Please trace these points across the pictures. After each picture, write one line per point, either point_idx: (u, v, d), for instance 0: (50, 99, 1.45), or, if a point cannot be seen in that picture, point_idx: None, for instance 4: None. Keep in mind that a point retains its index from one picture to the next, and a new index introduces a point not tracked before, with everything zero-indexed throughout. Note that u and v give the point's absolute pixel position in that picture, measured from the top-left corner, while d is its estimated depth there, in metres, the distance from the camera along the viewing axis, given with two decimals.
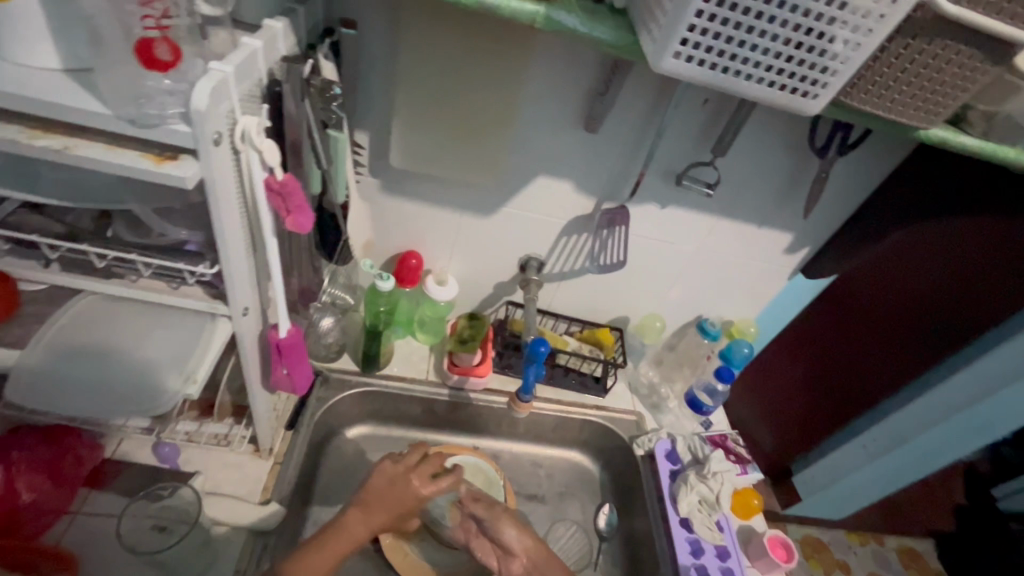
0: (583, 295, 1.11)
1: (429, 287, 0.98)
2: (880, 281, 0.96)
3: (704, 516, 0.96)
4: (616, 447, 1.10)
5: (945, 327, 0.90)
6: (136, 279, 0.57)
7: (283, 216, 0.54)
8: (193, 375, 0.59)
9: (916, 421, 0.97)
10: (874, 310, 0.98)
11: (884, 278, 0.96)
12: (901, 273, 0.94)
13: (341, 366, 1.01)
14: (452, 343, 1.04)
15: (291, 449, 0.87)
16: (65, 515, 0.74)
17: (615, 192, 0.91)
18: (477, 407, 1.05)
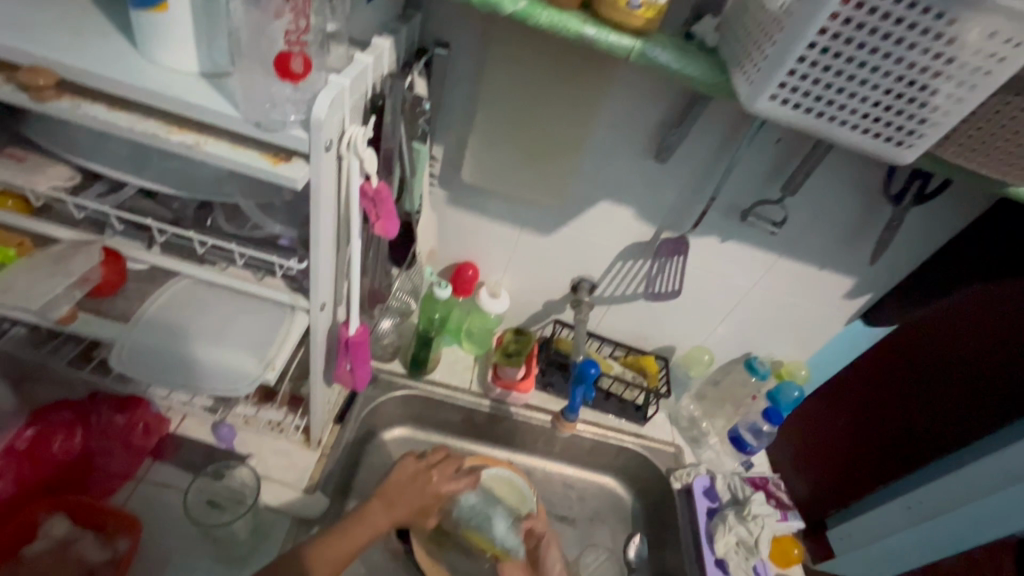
0: (632, 321, 1.11)
1: (482, 299, 1.00)
2: (939, 334, 0.91)
3: (740, 558, 0.94)
4: (651, 477, 1.08)
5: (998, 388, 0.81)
6: (228, 267, 0.62)
7: (372, 222, 0.58)
8: (272, 362, 0.62)
9: (952, 491, 0.87)
10: (929, 363, 0.92)
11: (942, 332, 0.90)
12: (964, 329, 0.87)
13: (390, 367, 1.04)
14: (498, 355, 1.06)
15: (339, 444, 0.90)
16: (130, 481, 0.78)
17: (677, 222, 0.92)
18: (517, 422, 1.06)
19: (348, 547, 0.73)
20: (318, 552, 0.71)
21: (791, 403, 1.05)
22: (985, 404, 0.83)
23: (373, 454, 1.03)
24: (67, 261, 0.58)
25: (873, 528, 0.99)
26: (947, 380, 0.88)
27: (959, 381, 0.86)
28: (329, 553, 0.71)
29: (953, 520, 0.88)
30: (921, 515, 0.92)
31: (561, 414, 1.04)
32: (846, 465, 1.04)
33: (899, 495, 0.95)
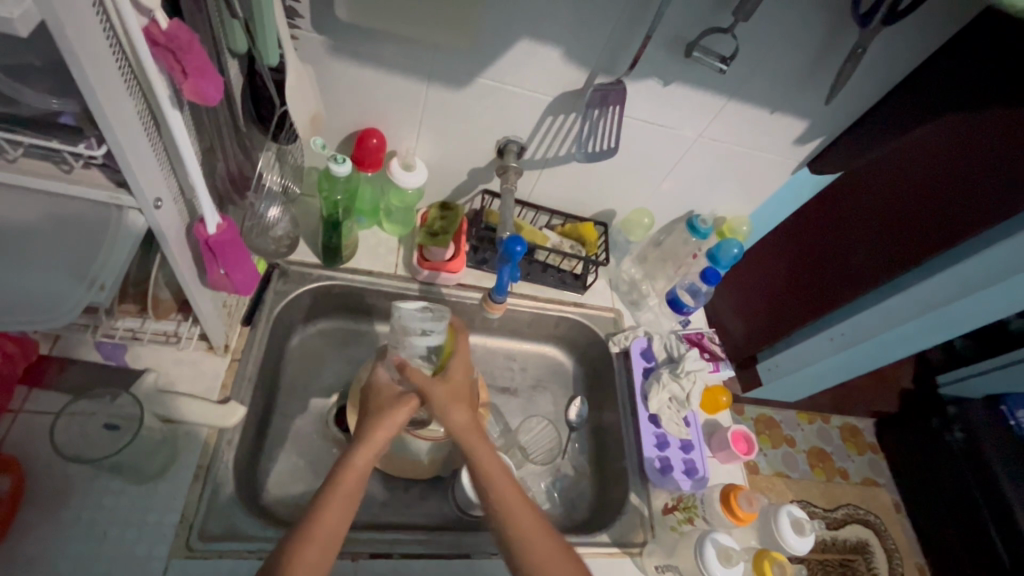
0: (568, 186, 1.01)
1: (394, 173, 0.87)
2: (891, 175, 0.90)
3: (672, 412, 0.97)
4: (591, 343, 1.09)
5: (932, 223, 0.84)
6: (12, 159, 0.46)
7: (178, 80, 0.42)
8: (99, 281, 0.50)
9: (870, 318, 0.97)
10: (874, 202, 0.93)
11: (895, 172, 0.89)
12: (914, 168, 0.86)
13: (299, 259, 0.92)
14: (422, 236, 0.97)
15: (250, 346, 0.83)
16: (6, 414, 0.69)
17: (612, 64, 0.77)
18: (450, 303, 1.01)
19: (352, 492, 0.64)
20: (320, 516, 0.60)
21: (729, 260, 1.02)
22: (909, 242, 0.87)
23: (298, 350, 0.97)
24: None
25: (798, 356, 1.12)
26: (884, 217, 0.91)
27: (900, 220, 0.89)
28: (332, 516, 0.61)
29: (873, 342, 0.99)
30: (842, 343, 1.04)
31: (487, 296, 0.98)
32: (781, 303, 1.12)
33: (824, 327, 1.06)
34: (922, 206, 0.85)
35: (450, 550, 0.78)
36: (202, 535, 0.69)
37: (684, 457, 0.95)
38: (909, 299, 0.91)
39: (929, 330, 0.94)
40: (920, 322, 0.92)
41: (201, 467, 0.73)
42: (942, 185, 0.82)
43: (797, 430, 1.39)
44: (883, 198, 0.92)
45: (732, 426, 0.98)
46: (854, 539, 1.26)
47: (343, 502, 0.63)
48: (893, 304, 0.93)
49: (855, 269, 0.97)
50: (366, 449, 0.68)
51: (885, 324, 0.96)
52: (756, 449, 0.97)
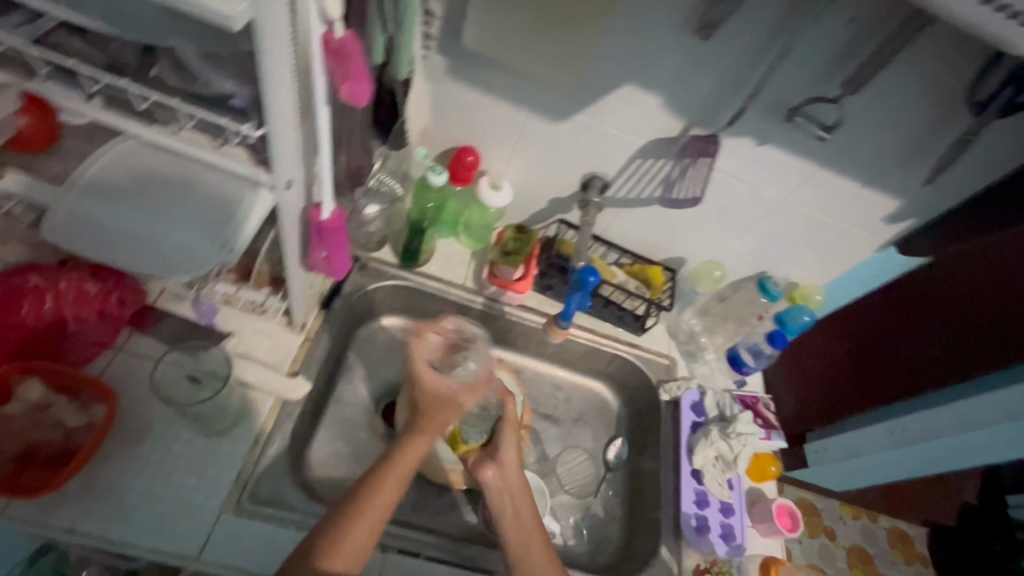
0: (643, 228, 1.03)
1: (482, 190, 0.92)
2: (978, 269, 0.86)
3: (716, 471, 0.94)
4: (641, 385, 1.08)
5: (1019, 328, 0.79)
6: (179, 129, 0.53)
7: (340, 82, 0.49)
8: (230, 242, 0.55)
9: (933, 418, 0.92)
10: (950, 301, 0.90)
11: (983, 268, 0.85)
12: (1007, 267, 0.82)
13: (380, 257, 0.99)
14: (495, 253, 1.01)
15: (324, 329, 0.88)
16: (109, 349, 0.76)
17: (710, 118, 0.80)
18: (509, 321, 1.04)
19: (392, 492, 0.68)
20: (363, 505, 0.66)
21: (799, 328, 1.01)
22: (993, 343, 0.83)
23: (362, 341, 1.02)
24: None
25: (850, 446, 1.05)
26: (968, 314, 0.87)
27: (981, 323, 0.85)
28: (375, 502, 0.66)
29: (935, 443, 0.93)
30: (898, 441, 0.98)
31: (553, 320, 1.01)
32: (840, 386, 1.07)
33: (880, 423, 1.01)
34: (1011, 308, 0.81)
35: (473, 563, 0.79)
36: (252, 498, 0.73)
37: (722, 520, 0.91)
38: (979, 404, 0.86)
39: (995, 444, 0.89)
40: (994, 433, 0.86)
41: (262, 433, 0.77)
42: None
43: (839, 523, 1.32)
44: (966, 293, 0.87)
45: (777, 499, 0.94)
46: None
47: (391, 488, 0.68)
48: (968, 408, 0.87)
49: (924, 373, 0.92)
50: (410, 454, 0.72)
51: (948, 428, 0.90)
52: (800, 528, 0.92)
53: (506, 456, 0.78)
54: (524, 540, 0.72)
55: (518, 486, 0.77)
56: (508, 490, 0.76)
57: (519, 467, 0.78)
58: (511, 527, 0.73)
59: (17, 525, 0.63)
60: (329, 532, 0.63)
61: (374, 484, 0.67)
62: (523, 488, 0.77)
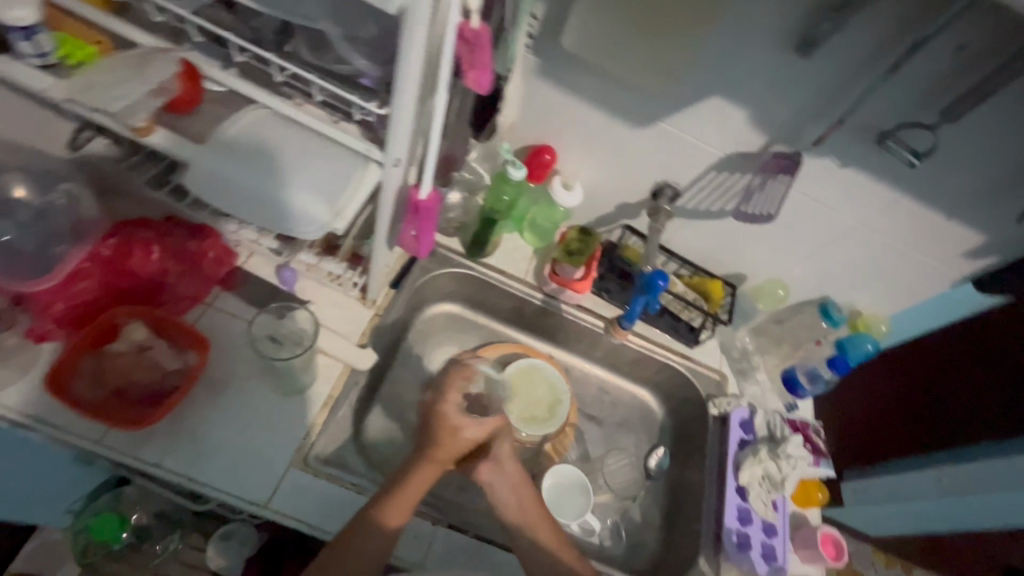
0: (707, 241, 1.03)
1: (554, 189, 0.95)
2: None
3: (762, 490, 0.93)
4: (688, 397, 1.09)
5: None
6: (305, 103, 0.58)
7: (467, 70, 0.53)
8: (341, 211, 0.60)
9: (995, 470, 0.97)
10: None
11: None
12: None
13: (448, 244, 1.03)
14: (559, 251, 1.04)
15: (392, 306, 0.93)
16: (200, 304, 0.82)
17: (795, 137, 0.80)
18: (565, 320, 1.07)
19: (396, 518, 0.65)
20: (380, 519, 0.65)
21: (861, 355, 0.99)
22: None
23: (422, 323, 1.07)
24: (145, 66, 0.55)
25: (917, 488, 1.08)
26: None
27: None
28: (385, 520, 0.65)
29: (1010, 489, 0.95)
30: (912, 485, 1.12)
31: (616, 321, 1.03)
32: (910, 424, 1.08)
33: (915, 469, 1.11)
34: None
35: None
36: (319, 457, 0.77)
37: (765, 540, 0.91)
38: None
39: None
40: None
41: (330, 397, 0.82)
42: None
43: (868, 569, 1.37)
44: None
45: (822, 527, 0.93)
46: None
47: (398, 512, 0.66)
48: None
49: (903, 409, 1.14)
50: (415, 483, 0.68)
51: (989, 491, 0.98)
52: (845, 559, 0.91)
53: (502, 458, 0.75)
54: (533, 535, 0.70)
55: (521, 482, 0.74)
56: (511, 489, 0.73)
57: (515, 466, 0.75)
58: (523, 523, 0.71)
59: (112, 453, 0.69)
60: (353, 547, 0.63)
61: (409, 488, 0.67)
62: (525, 487, 0.74)
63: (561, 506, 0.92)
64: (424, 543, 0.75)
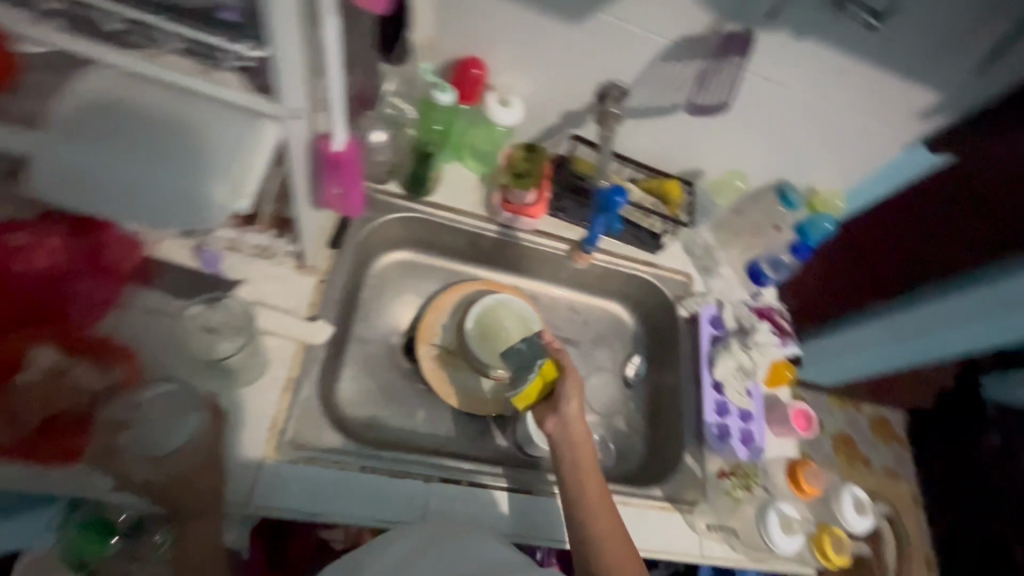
0: (660, 140, 0.96)
1: (490, 107, 0.86)
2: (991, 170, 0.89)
3: (736, 381, 0.97)
4: (658, 303, 1.08)
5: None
6: (156, 52, 0.46)
7: None
8: (241, 186, 0.50)
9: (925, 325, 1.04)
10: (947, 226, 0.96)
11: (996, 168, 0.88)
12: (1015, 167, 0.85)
13: (384, 187, 0.93)
14: (507, 176, 0.96)
15: (337, 268, 0.85)
16: (112, 309, 0.71)
17: (743, 11, 0.73)
18: (525, 249, 1.01)
19: None
20: None
21: (821, 235, 0.99)
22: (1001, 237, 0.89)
23: (374, 278, 0.99)
24: None
25: (853, 347, 1.16)
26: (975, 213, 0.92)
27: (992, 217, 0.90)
28: None
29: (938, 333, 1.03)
30: (895, 325, 1.08)
31: (577, 245, 1.00)
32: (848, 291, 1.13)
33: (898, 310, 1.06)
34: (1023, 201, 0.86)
35: (518, 485, 0.81)
36: (291, 441, 0.73)
37: (743, 427, 0.95)
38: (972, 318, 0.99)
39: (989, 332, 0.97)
40: (991, 321, 0.95)
41: (290, 379, 0.76)
42: None
43: (828, 416, 1.41)
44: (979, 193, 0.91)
45: (793, 404, 1.00)
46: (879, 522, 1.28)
47: None
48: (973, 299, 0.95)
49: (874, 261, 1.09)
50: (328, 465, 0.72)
51: (920, 339, 1.06)
52: (814, 427, 0.99)
53: (568, 413, 0.80)
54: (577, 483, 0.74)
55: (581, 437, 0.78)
56: (572, 442, 0.78)
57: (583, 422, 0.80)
58: (580, 471, 0.75)
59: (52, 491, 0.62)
60: (194, 529, 0.64)
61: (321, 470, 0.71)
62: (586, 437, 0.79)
63: (546, 434, 0.91)
64: (418, 503, 0.75)
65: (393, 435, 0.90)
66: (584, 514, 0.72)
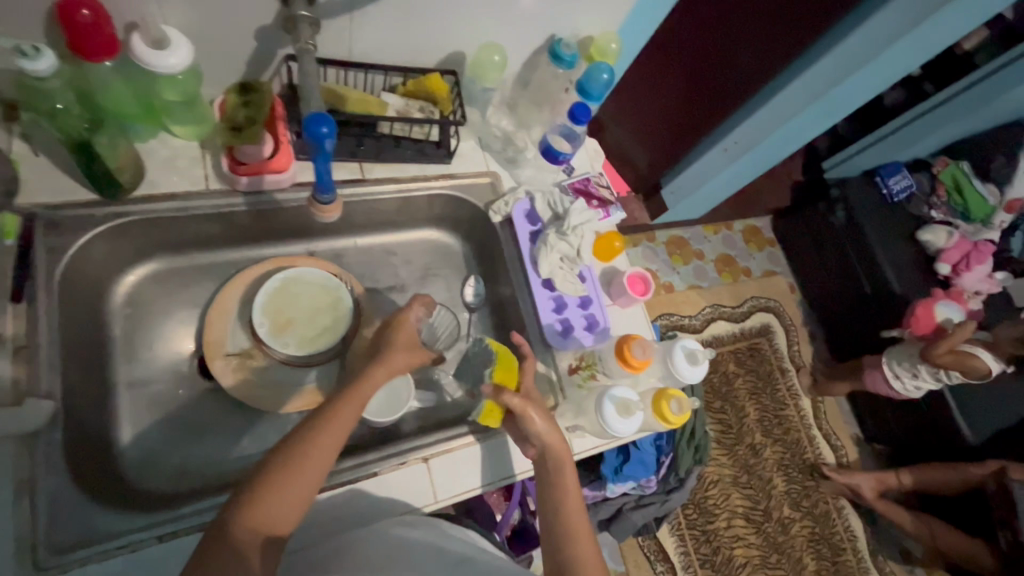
0: (390, 29, 0.80)
1: (138, 52, 0.64)
2: None
3: (566, 272, 0.91)
4: (472, 215, 0.98)
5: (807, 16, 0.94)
6: None
7: None
8: None
9: (746, 140, 1.16)
10: (732, 45, 1.06)
11: None
12: None
13: (65, 201, 0.72)
14: (226, 134, 0.78)
15: (37, 325, 0.66)
16: None
17: None
18: (292, 212, 0.85)
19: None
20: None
21: (599, 91, 0.92)
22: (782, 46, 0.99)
23: (124, 307, 0.80)
24: None
25: (697, 174, 1.29)
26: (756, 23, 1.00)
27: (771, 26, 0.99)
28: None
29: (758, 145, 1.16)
30: (804, 89, 1.02)
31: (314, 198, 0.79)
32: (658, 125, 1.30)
33: (804, 72, 0.99)
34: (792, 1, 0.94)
35: (356, 476, 0.73)
36: (51, 550, 0.59)
37: (584, 314, 0.92)
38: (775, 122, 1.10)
39: (801, 125, 1.13)
40: (799, 117, 1.09)
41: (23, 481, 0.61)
42: None
43: (706, 242, 1.85)
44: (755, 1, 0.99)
45: (628, 271, 0.94)
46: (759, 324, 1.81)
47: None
48: (777, 103, 1.06)
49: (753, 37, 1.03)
50: (297, 480, 0.56)
51: (748, 153, 1.19)
52: (651, 290, 0.94)
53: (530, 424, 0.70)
54: (563, 483, 0.67)
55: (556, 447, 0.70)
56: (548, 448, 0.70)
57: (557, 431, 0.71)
58: (564, 465, 0.69)
59: None
60: None
61: (282, 474, 0.55)
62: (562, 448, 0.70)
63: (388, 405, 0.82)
64: None
65: (217, 469, 0.78)
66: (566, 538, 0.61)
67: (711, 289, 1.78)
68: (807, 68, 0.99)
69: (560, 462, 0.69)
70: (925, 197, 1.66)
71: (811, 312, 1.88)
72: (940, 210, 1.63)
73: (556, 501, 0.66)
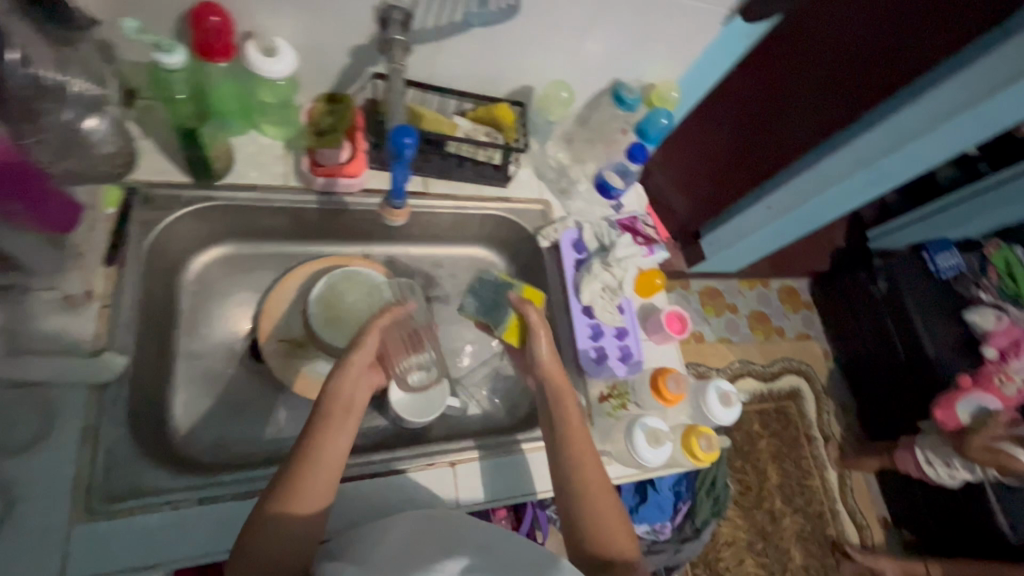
0: (470, 60, 0.87)
1: (251, 57, 0.72)
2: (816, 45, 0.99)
3: (605, 301, 0.94)
4: (520, 238, 1.02)
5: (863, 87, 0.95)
6: None
7: None
8: None
9: (792, 199, 1.18)
10: (786, 105, 1.08)
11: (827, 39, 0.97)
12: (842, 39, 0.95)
13: (162, 180, 0.79)
14: (310, 137, 0.84)
15: (121, 288, 0.72)
16: None
17: None
18: (356, 214, 0.91)
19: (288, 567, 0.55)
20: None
21: (659, 134, 0.96)
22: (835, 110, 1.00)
23: (192, 284, 0.87)
24: None
25: (740, 226, 1.31)
26: (812, 86, 1.02)
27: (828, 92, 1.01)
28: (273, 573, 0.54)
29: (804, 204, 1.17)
30: (854, 156, 1.03)
31: (388, 201, 0.88)
32: (704, 175, 1.33)
33: (853, 139, 1.01)
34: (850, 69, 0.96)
35: (384, 469, 0.76)
36: (102, 496, 0.63)
37: (619, 344, 0.94)
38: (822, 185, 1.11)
39: (849, 192, 1.13)
40: (846, 183, 1.09)
41: (87, 428, 0.65)
42: (867, 53, 0.92)
43: (740, 297, 1.84)
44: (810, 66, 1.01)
45: (666, 309, 0.96)
46: (789, 386, 1.77)
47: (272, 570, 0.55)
48: (827, 165, 1.07)
49: (809, 101, 1.04)
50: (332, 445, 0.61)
51: (793, 212, 1.21)
52: (689, 328, 0.96)
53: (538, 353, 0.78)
54: (563, 418, 0.72)
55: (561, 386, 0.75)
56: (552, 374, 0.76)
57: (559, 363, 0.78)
58: (568, 404, 0.74)
59: None
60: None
61: (310, 452, 0.59)
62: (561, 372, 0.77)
63: (421, 407, 0.84)
64: None
65: (254, 447, 0.82)
66: (576, 486, 0.65)
67: (742, 343, 1.77)
68: (856, 136, 1.01)
69: (558, 396, 0.74)
70: (975, 277, 1.64)
71: (845, 379, 1.83)
72: (990, 292, 1.61)
73: (566, 453, 0.68)
